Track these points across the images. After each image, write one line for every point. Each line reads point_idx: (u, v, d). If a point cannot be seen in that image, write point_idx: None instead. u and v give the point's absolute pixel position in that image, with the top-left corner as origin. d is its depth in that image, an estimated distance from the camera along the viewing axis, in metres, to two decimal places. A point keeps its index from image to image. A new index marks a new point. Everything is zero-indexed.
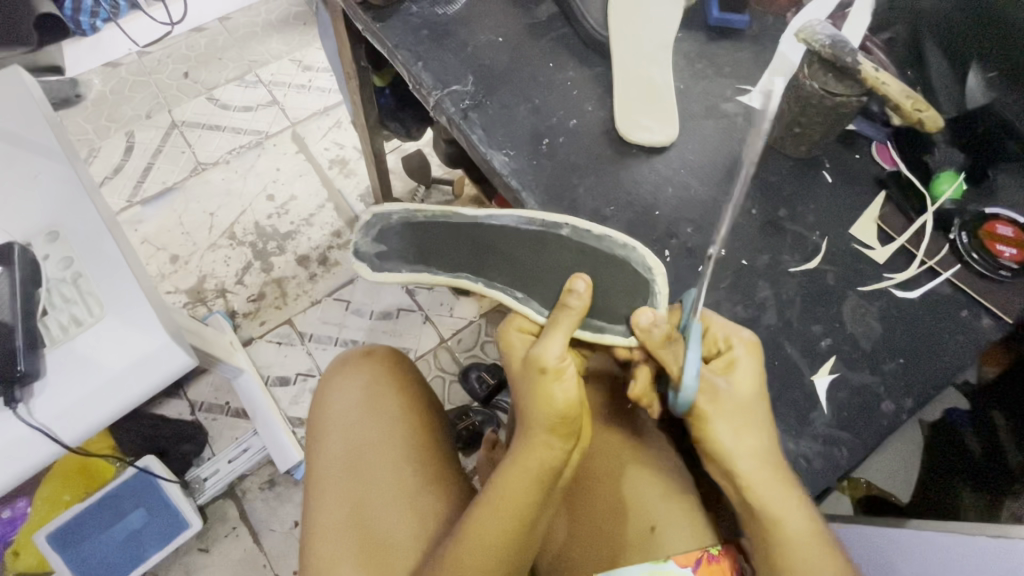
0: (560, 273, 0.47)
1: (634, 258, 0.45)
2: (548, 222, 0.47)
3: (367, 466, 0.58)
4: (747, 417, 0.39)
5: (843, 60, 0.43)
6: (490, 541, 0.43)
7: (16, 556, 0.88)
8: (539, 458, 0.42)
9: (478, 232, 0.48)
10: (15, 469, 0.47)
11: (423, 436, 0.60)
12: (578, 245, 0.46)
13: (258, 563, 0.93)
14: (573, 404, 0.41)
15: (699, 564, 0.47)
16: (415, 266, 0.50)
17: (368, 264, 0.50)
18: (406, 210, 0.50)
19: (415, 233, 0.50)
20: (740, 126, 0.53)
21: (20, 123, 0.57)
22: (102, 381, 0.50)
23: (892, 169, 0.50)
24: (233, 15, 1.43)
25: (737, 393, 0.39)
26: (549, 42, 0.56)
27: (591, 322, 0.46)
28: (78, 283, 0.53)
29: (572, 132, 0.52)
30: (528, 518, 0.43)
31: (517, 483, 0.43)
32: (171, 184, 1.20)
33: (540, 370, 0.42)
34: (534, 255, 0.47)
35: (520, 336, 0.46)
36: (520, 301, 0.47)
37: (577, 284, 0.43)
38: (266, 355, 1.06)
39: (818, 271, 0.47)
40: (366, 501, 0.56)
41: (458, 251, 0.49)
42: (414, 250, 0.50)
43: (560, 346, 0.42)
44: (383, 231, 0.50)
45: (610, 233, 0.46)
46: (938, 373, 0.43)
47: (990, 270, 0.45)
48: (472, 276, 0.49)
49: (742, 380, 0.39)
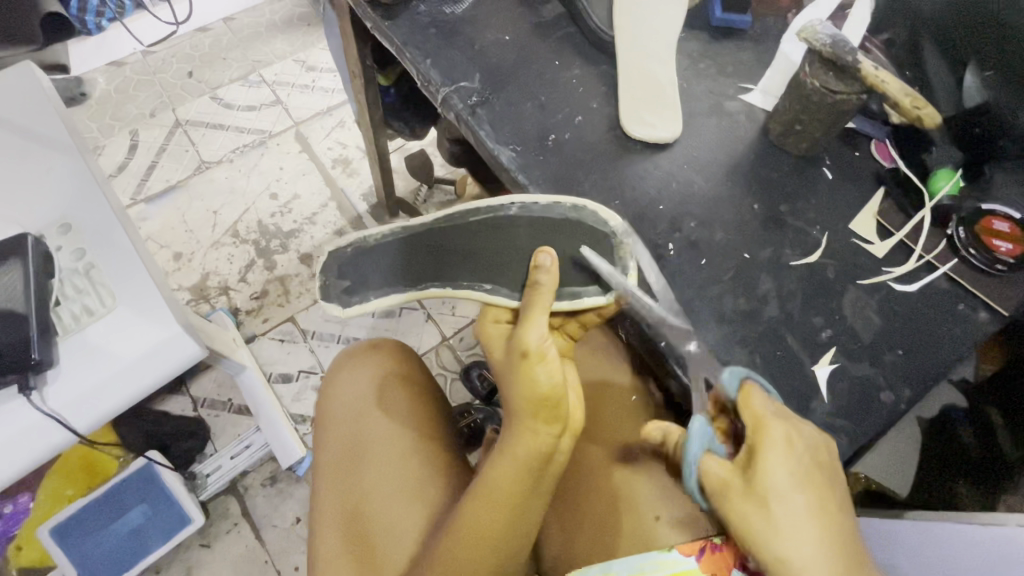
0: (521, 253, 0.48)
1: (588, 216, 0.47)
2: (494, 207, 0.49)
3: (367, 460, 0.58)
4: (797, 516, 0.34)
5: (843, 59, 0.45)
6: (482, 530, 0.43)
7: (19, 551, 0.89)
8: (528, 447, 0.41)
9: (430, 238, 0.51)
10: (28, 456, 0.48)
11: (422, 429, 0.60)
12: (531, 219, 0.48)
13: (260, 559, 0.94)
14: (558, 387, 0.40)
15: (702, 553, 0.46)
16: (381, 290, 0.52)
17: (337, 303, 0.53)
18: (356, 239, 0.53)
19: (369, 259, 0.52)
20: (742, 124, 0.54)
21: (25, 113, 0.56)
22: (113, 370, 0.51)
23: (890, 166, 0.52)
24: (237, 16, 1.44)
25: (781, 491, 0.34)
26: (554, 41, 0.57)
27: (564, 292, 0.47)
28: (90, 273, 0.54)
29: (578, 129, 0.53)
30: (518, 506, 0.43)
31: (506, 473, 0.42)
32: (174, 182, 1.21)
33: (524, 354, 0.41)
34: (490, 242, 0.49)
35: (496, 326, 0.47)
36: (490, 292, 0.49)
37: (543, 259, 0.44)
38: (269, 352, 1.06)
39: (818, 266, 0.48)
40: (367, 494, 0.56)
41: (421, 262, 0.51)
42: (374, 274, 0.52)
43: (542, 328, 0.42)
44: (337, 266, 0.53)
45: (556, 200, 0.48)
46: (936, 365, 0.44)
47: (987, 264, 0.46)
48: (437, 283, 0.51)
49: (780, 476, 0.35)
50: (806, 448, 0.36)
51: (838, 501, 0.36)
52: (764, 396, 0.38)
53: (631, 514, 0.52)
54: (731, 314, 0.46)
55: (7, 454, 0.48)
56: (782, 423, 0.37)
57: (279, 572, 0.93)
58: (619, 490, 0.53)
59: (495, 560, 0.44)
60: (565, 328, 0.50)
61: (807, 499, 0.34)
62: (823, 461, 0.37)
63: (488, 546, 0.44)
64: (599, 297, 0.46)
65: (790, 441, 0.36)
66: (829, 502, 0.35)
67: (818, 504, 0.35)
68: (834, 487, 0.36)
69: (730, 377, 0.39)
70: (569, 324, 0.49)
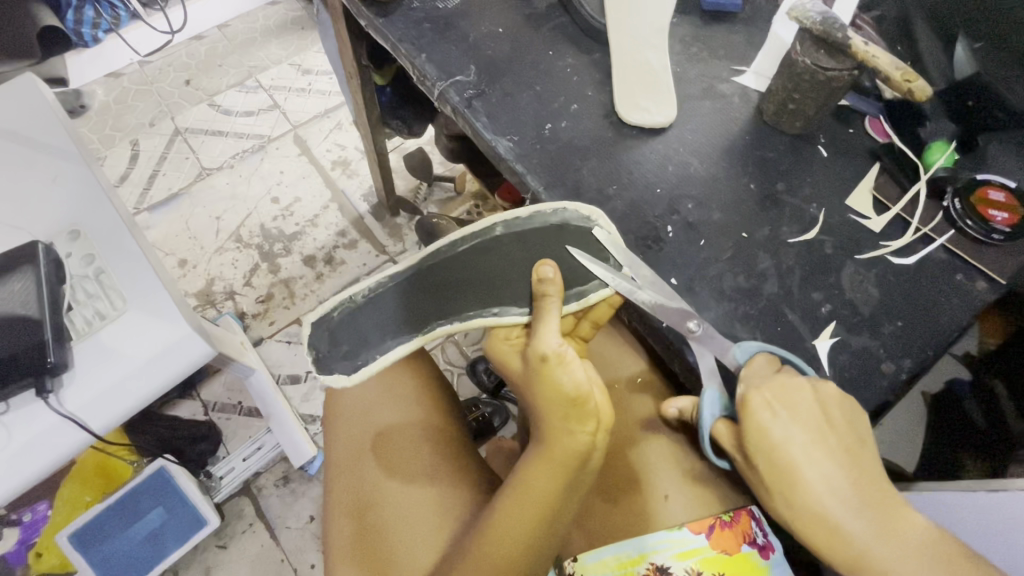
0: (518, 271, 0.48)
1: (572, 218, 0.48)
2: (479, 230, 0.48)
3: (380, 474, 0.57)
4: (804, 466, 0.37)
5: (834, 36, 0.45)
6: (515, 533, 0.40)
7: (39, 558, 0.89)
8: (565, 446, 0.40)
9: (424, 278, 0.48)
10: (50, 457, 0.49)
11: (437, 441, 0.59)
12: (519, 235, 0.47)
13: (276, 558, 0.95)
14: (585, 387, 0.40)
15: (711, 530, 0.49)
16: (385, 343, 0.49)
17: (341, 371, 0.49)
18: (342, 300, 0.48)
19: (363, 318, 0.48)
20: (735, 106, 0.55)
21: (36, 128, 0.58)
22: (128, 372, 0.52)
23: (885, 141, 0.52)
24: (232, 22, 1.45)
25: (779, 443, 0.38)
26: (547, 31, 0.58)
27: (570, 293, 0.47)
28: (101, 278, 0.55)
29: (573, 117, 0.53)
30: (555, 511, 0.41)
31: (541, 474, 0.40)
32: (177, 190, 1.22)
33: (543, 358, 0.41)
34: (484, 266, 0.48)
35: (507, 343, 0.46)
36: (498, 315, 0.47)
37: (545, 270, 0.45)
38: (277, 354, 1.07)
39: (816, 242, 0.49)
40: (381, 507, 0.55)
41: (420, 307, 0.48)
42: (372, 331, 0.49)
43: (557, 333, 0.42)
44: (326, 333, 0.49)
45: (537, 210, 0.48)
46: (935, 335, 0.45)
47: (984, 234, 0.47)
48: (443, 321, 0.48)
49: (771, 431, 0.39)
50: (797, 392, 0.40)
51: (851, 432, 0.39)
52: (760, 364, 0.42)
53: (645, 498, 0.52)
54: (730, 292, 0.47)
55: (31, 455, 0.49)
56: (772, 385, 0.40)
57: (295, 570, 0.94)
58: (639, 473, 0.53)
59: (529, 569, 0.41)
60: (577, 332, 0.50)
61: (809, 442, 0.38)
62: (825, 404, 0.39)
63: (524, 556, 0.40)
64: (603, 289, 0.47)
65: (780, 398, 0.40)
66: (835, 440, 0.38)
67: (825, 446, 0.38)
68: (844, 422, 0.39)
69: (739, 352, 0.44)
70: (580, 327, 0.49)
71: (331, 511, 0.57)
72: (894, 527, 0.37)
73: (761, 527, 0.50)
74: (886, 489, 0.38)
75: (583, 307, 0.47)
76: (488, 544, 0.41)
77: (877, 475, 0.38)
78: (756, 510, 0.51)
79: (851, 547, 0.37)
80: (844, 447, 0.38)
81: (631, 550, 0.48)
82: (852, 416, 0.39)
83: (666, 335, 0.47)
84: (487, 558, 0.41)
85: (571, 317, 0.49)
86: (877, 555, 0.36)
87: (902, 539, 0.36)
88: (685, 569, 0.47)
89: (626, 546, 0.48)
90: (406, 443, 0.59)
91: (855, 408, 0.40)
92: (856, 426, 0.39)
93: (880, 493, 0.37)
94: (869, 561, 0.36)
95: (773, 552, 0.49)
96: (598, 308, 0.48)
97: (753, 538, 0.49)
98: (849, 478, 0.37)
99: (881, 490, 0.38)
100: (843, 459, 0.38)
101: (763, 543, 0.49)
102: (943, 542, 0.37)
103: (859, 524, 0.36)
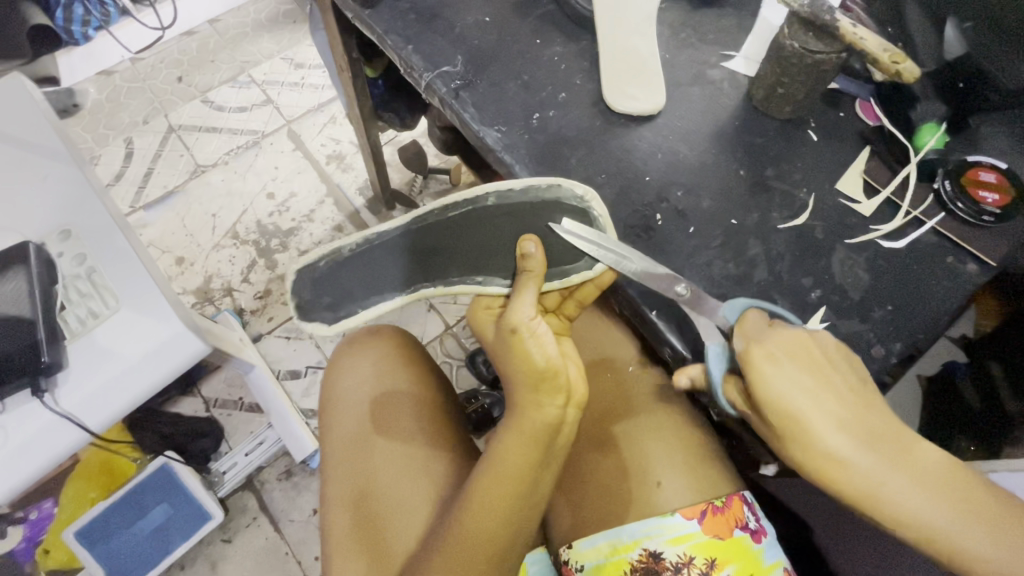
0: (505, 242, 0.49)
1: (563, 194, 0.48)
2: (472, 198, 0.49)
3: (371, 459, 0.58)
4: (810, 419, 0.37)
5: (822, 18, 0.44)
6: (488, 506, 0.41)
7: (47, 554, 0.90)
8: (532, 420, 0.40)
9: (413, 239, 0.49)
10: (47, 456, 0.50)
11: (426, 427, 0.60)
12: (510, 206, 0.48)
13: (280, 551, 0.95)
14: (555, 361, 0.40)
15: (703, 515, 0.49)
16: (369, 299, 0.49)
17: (323, 319, 0.50)
18: (330, 251, 0.50)
19: (349, 270, 0.50)
20: (725, 91, 0.54)
21: (22, 126, 0.58)
22: (121, 370, 0.52)
23: (876, 124, 0.52)
24: (223, 17, 1.44)
25: (782, 394, 0.38)
26: (534, 19, 0.57)
27: (554, 271, 0.48)
28: (93, 278, 0.55)
29: (562, 106, 0.53)
30: (526, 484, 0.41)
31: (513, 449, 0.41)
32: (172, 187, 1.21)
33: (513, 330, 0.40)
34: (472, 234, 0.49)
35: (488, 313, 0.46)
36: (483, 283, 0.48)
37: (528, 246, 0.44)
38: (276, 349, 1.08)
39: (807, 227, 0.48)
40: (375, 494, 0.56)
41: (406, 266, 0.49)
42: (357, 285, 0.50)
43: (530, 306, 0.42)
44: (312, 281, 0.50)
45: (530, 183, 0.48)
46: (926, 319, 0.45)
47: (974, 217, 0.47)
48: (428, 283, 0.49)
49: (775, 382, 0.38)
50: (795, 342, 0.40)
51: (850, 372, 0.39)
52: (756, 320, 0.42)
53: (632, 480, 0.52)
54: (720, 279, 0.47)
55: (27, 454, 0.50)
56: (768, 340, 0.40)
57: (300, 562, 0.95)
58: (627, 457, 0.53)
59: (503, 544, 0.42)
60: (564, 309, 0.49)
61: (812, 390, 0.38)
62: (819, 351, 0.39)
63: (497, 527, 0.41)
64: (591, 268, 0.47)
65: (780, 349, 0.39)
66: (837, 382, 0.38)
67: (825, 399, 0.38)
68: (841, 365, 0.39)
69: (727, 311, 0.44)
70: (566, 304, 0.49)
71: (328, 501, 0.58)
72: (909, 462, 0.36)
73: (752, 512, 0.51)
74: (895, 425, 0.38)
75: (567, 286, 0.48)
76: (465, 520, 0.42)
77: (884, 412, 0.38)
78: (747, 495, 0.52)
79: (868, 487, 0.36)
80: (845, 389, 0.38)
81: (621, 536, 0.50)
82: (850, 361, 0.40)
83: (653, 321, 0.47)
84: (462, 531, 0.42)
85: (557, 292, 0.49)
86: (897, 492, 0.36)
87: (917, 472, 0.36)
88: (677, 554, 0.48)
89: (617, 531, 0.50)
90: (398, 430, 0.59)
91: (849, 352, 0.40)
92: (855, 367, 0.39)
93: (891, 431, 0.37)
94: (886, 497, 0.36)
95: (765, 537, 0.50)
96: (585, 287, 0.47)
97: (745, 523, 0.50)
98: (856, 418, 0.37)
99: (893, 427, 0.38)
100: (846, 401, 0.38)
101: (756, 528, 0.50)
102: (959, 473, 0.37)
103: (872, 461, 0.36)
